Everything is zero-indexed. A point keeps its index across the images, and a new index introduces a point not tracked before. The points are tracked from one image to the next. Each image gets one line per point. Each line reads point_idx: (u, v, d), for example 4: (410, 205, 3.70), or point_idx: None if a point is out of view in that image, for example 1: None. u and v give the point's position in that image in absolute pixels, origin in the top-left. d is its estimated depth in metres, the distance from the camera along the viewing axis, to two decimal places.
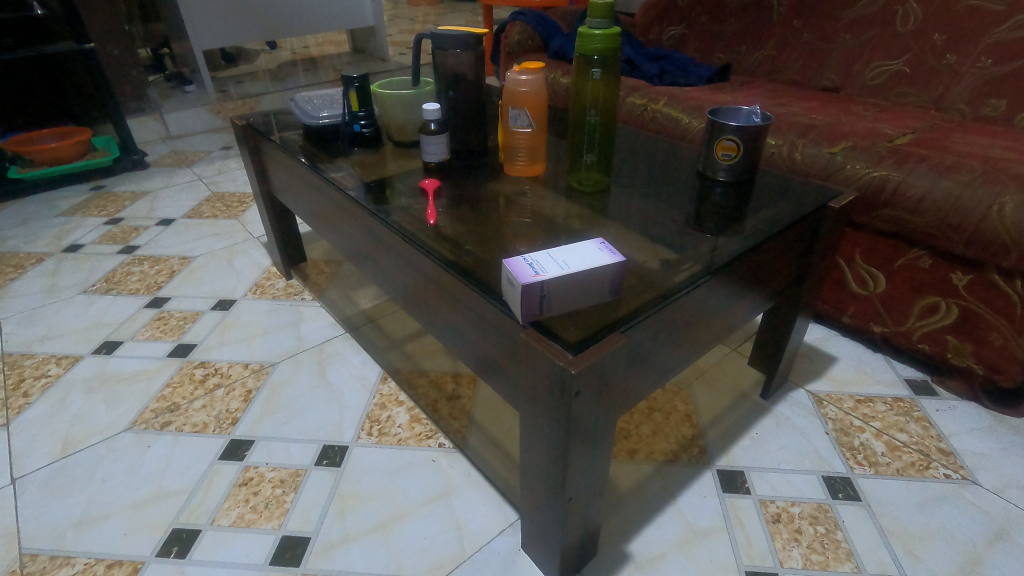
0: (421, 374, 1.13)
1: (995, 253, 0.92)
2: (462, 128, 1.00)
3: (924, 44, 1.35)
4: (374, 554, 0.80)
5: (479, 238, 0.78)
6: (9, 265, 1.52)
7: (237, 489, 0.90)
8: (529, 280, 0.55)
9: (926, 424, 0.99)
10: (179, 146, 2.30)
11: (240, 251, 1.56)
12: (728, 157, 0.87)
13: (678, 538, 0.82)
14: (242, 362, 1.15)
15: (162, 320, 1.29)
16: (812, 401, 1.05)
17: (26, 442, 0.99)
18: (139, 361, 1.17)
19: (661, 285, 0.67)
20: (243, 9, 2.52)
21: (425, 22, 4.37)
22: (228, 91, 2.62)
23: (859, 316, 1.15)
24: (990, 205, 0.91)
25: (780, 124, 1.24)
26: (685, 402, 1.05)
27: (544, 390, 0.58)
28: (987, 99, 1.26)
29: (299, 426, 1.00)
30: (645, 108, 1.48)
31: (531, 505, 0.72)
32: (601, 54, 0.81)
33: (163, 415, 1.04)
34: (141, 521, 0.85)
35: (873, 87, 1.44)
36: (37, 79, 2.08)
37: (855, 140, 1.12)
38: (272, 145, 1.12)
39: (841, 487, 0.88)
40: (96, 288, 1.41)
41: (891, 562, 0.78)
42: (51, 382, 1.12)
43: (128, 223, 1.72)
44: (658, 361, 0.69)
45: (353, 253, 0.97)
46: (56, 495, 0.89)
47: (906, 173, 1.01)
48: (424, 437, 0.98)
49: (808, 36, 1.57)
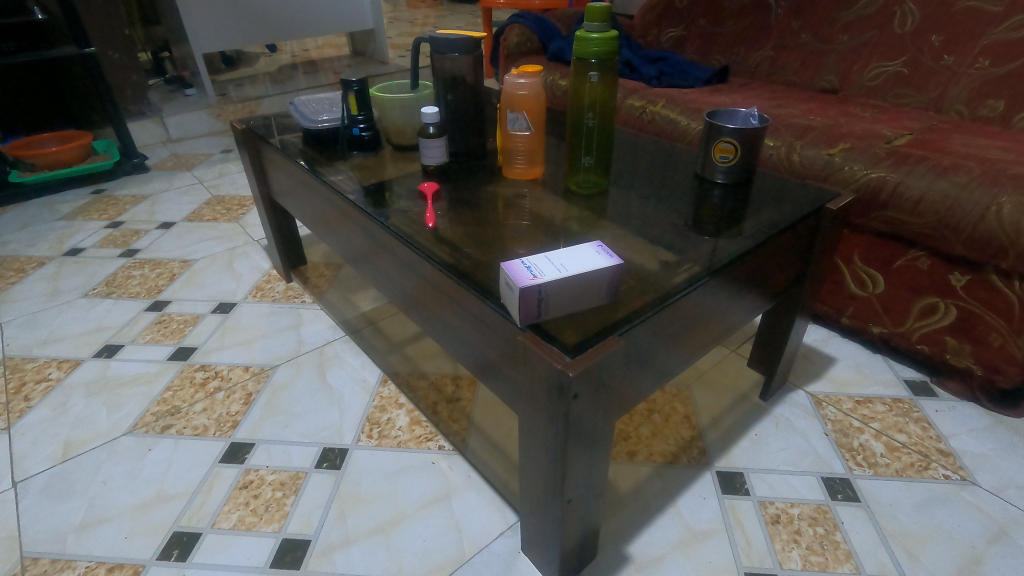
0: (420, 377, 1.13)
1: (993, 254, 0.92)
2: (461, 131, 1.00)
3: (922, 45, 1.36)
4: (375, 557, 0.80)
5: (478, 241, 0.78)
6: (11, 269, 1.52)
7: (238, 492, 0.90)
8: (528, 283, 0.55)
9: (925, 425, 0.99)
10: (179, 150, 2.31)
11: (241, 254, 1.56)
12: (726, 159, 0.88)
13: (678, 539, 0.82)
14: (242, 365, 1.16)
15: (163, 323, 1.29)
16: (812, 402, 1.05)
17: (27, 446, 0.99)
18: (140, 365, 1.17)
19: (660, 286, 0.68)
20: (243, 13, 2.53)
21: (424, 25, 4.38)
22: (228, 94, 2.62)
23: (857, 317, 1.15)
24: (988, 206, 0.91)
25: (778, 126, 1.24)
26: (684, 403, 1.05)
27: (543, 392, 0.59)
28: (986, 99, 1.26)
29: (299, 429, 1.01)
30: (644, 110, 1.48)
31: (531, 507, 0.72)
32: (598, 57, 0.81)
33: (164, 418, 1.04)
34: (142, 525, 0.86)
35: (872, 88, 1.45)
36: (38, 83, 2.09)
37: (853, 142, 1.12)
38: (272, 148, 1.13)
39: (840, 488, 0.89)
40: (97, 292, 1.41)
41: (890, 563, 0.78)
42: (52, 386, 1.12)
43: (128, 227, 1.72)
44: (657, 363, 0.69)
45: (352, 256, 0.97)
46: (57, 499, 0.90)
47: (904, 174, 1.01)
48: (424, 439, 0.99)
49: (806, 38, 1.57)
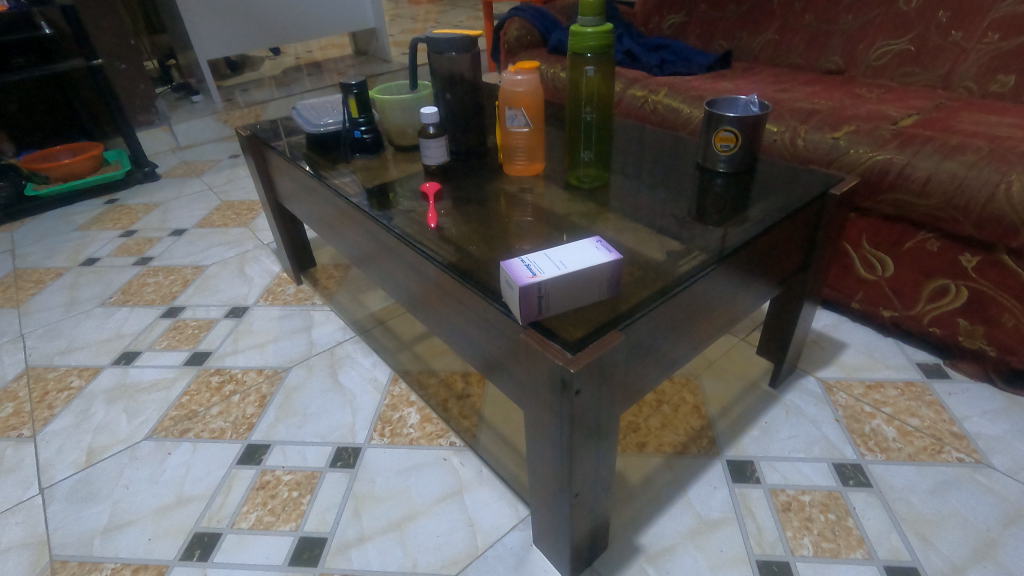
0: (430, 375, 1.14)
1: (1005, 234, 0.91)
2: (461, 129, 1.01)
3: (928, 22, 1.33)
4: (389, 553, 0.82)
5: (481, 238, 0.79)
6: (30, 281, 1.56)
7: (255, 493, 0.92)
8: (527, 281, 0.56)
9: (938, 408, 0.98)
10: (189, 157, 2.35)
11: (252, 258, 1.59)
12: (727, 148, 0.87)
13: (689, 529, 0.82)
14: (256, 368, 1.18)
15: (178, 329, 1.32)
16: (822, 388, 1.04)
17: (52, 453, 1.02)
18: (158, 371, 1.20)
19: (664, 276, 0.68)
20: (246, 19, 2.55)
21: (427, 21, 4.36)
22: (234, 98, 2.65)
23: (867, 301, 1.14)
24: (996, 184, 0.90)
25: (782, 111, 1.22)
26: (693, 393, 1.05)
27: (546, 389, 0.59)
28: (995, 75, 1.23)
29: (313, 430, 1.03)
30: (646, 99, 1.47)
31: (540, 501, 0.73)
32: (595, 51, 0.80)
33: (182, 422, 1.07)
34: (166, 527, 0.88)
35: (877, 68, 1.42)
36: (50, 97, 2.14)
37: (859, 124, 1.10)
38: (276, 153, 1.14)
39: (852, 474, 0.88)
40: (114, 300, 1.45)
41: (903, 548, 0.78)
42: (74, 394, 1.15)
43: (142, 235, 1.76)
44: (662, 354, 0.69)
45: (359, 257, 0.99)
46: (84, 503, 0.93)
47: (910, 156, 1.00)
48: (435, 436, 1.00)
49: (810, 19, 1.55)
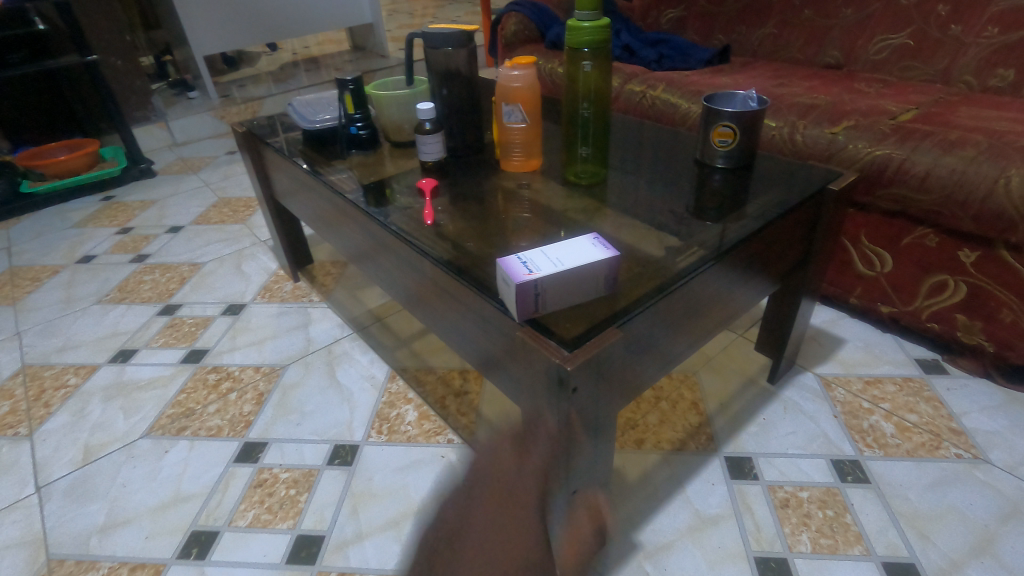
0: (428, 372, 1.14)
1: (1004, 229, 0.91)
2: (457, 124, 1.00)
3: (928, 15, 1.33)
4: (388, 550, 0.81)
5: (478, 235, 0.79)
6: (26, 278, 1.55)
7: (252, 491, 0.92)
8: (523, 279, 0.55)
9: (936, 404, 0.98)
10: (185, 154, 2.34)
11: (249, 255, 1.58)
12: (726, 143, 0.86)
13: (687, 526, 0.82)
14: (253, 366, 1.18)
15: (175, 326, 1.31)
16: (820, 384, 1.04)
17: (49, 451, 1.02)
18: (154, 369, 1.19)
19: (661, 272, 0.68)
20: (242, 14, 2.53)
21: (424, 17, 4.34)
22: (231, 94, 2.63)
23: (866, 297, 1.14)
24: (996, 179, 0.90)
25: (780, 106, 1.22)
26: (691, 390, 1.05)
27: (543, 386, 0.59)
28: (994, 70, 1.23)
29: (310, 427, 1.02)
30: (644, 95, 1.46)
31: None
32: (592, 46, 0.80)
33: (179, 420, 1.06)
34: (163, 525, 0.88)
35: (876, 62, 1.42)
36: (45, 94, 2.13)
37: (857, 119, 1.10)
38: (271, 149, 1.13)
39: (850, 470, 0.88)
40: (110, 298, 1.44)
41: (901, 544, 0.78)
42: (71, 392, 1.15)
43: (138, 232, 1.75)
44: (659, 351, 0.69)
45: (355, 254, 0.98)
46: (81, 502, 0.92)
47: (908, 151, 0.99)
48: (433, 433, 1.00)
49: (809, 13, 1.54)
